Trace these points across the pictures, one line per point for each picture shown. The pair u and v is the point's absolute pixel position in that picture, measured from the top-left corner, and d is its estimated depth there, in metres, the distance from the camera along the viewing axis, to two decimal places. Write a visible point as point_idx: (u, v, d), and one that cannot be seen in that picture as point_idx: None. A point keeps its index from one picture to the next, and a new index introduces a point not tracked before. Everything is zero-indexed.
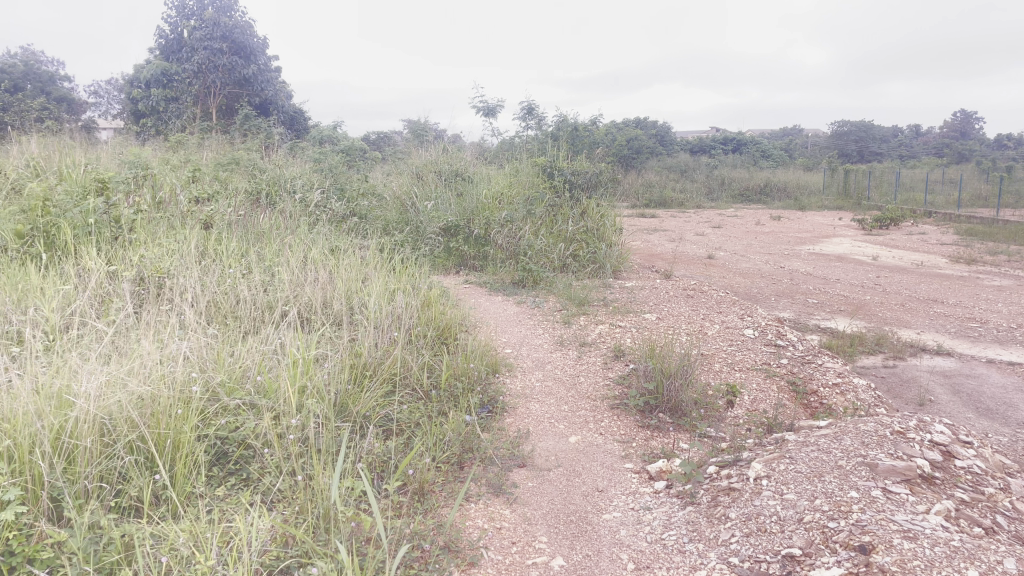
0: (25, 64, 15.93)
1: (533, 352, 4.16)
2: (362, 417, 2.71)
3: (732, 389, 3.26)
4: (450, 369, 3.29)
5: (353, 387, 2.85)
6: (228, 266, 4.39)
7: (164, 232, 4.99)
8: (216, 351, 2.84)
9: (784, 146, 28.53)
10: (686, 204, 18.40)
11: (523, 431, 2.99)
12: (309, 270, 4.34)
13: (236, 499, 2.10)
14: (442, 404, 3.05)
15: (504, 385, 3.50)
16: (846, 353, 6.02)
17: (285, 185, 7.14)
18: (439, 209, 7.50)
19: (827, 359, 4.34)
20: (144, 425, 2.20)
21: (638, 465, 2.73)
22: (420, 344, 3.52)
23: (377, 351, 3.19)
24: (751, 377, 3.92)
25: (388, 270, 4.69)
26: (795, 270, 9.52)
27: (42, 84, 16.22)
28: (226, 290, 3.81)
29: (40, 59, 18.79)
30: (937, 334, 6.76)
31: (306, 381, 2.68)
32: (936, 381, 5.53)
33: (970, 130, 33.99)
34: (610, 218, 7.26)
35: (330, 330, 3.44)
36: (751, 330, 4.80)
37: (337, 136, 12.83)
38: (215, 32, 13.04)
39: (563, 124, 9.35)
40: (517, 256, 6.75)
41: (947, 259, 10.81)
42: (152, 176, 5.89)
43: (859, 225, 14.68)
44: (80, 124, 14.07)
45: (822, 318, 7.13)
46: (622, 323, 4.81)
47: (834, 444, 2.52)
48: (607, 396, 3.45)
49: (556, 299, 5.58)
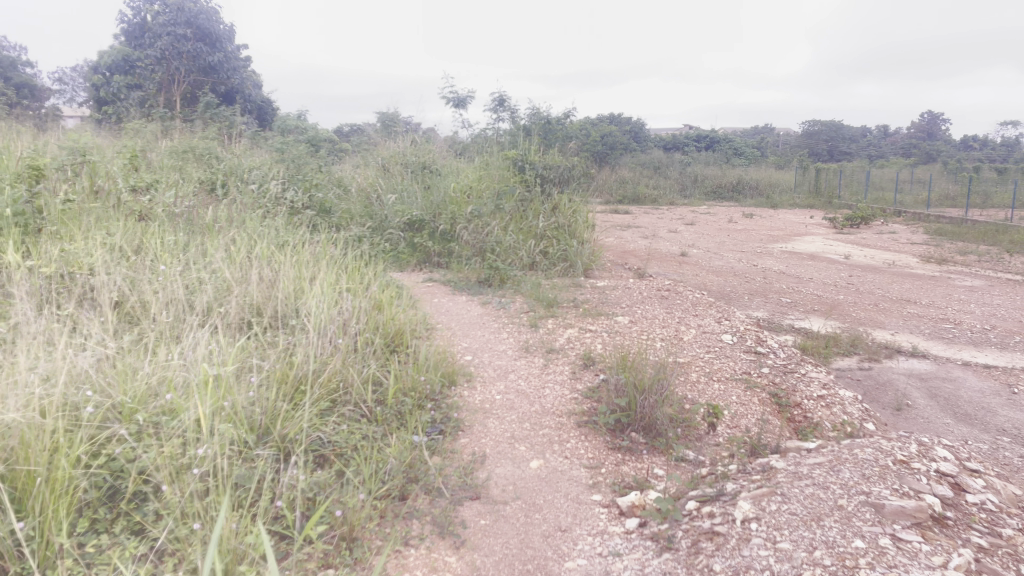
0: None
1: (495, 359, 3.81)
2: (290, 442, 2.37)
3: (712, 407, 2.94)
4: (399, 383, 2.93)
5: (283, 404, 2.51)
6: (161, 262, 3.99)
7: (95, 223, 4.57)
8: (119, 365, 2.50)
9: (756, 144, 28.43)
10: (659, 200, 18.18)
11: (478, 456, 2.65)
12: (252, 268, 3.96)
13: (120, 553, 1.79)
14: (386, 424, 2.70)
15: (460, 399, 3.14)
16: (821, 355, 5.76)
17: (242, 176, 6.74)
18: (404, 202, 7.12)
19: (810, 367, 4.04)
20: (9, 463, 1.89)
21: (608, 498, 2.39)
22: (368, 352, 3.15)
23: (316, 361, 2.83)
24: (732, 390, 3.60)
25: (340, 268, 4.30)
26: (769, 269, 9.27)
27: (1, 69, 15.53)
28: (154, 293, 3.41)
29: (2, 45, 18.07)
30: (913, 336, 6.53)
31: (223, 401, 2.34)
32: (913, 384, 5.28)
33: (936, 130, 34.29)
34: (582, 214, 6.94)
35: (264, 339, 3.08)
36: (730, 335, 4.49)
37: (303, 126, 12.35)
38: (179, 17, 12.52)
39: (535, 116, 8.99)
40: (484, 254, 6.38)
41: (919, 258, 10.65)
42: (91, 162, 5.47)
43: (830, 224, 14.53)
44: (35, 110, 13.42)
45: (796, 318, 6.87)
46: (592, 327, 4.47)
47: (831, 476, 2.21)
48: (575, 411, 3.10)
49: (523, 300, 5.23)
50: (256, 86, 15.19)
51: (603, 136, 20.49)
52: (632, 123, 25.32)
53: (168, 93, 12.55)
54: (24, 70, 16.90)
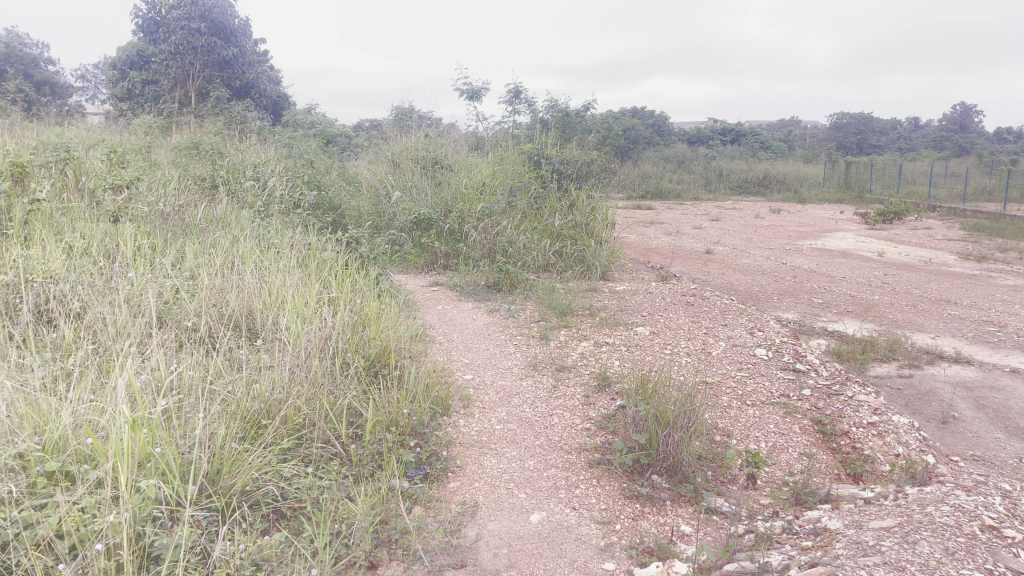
0: (6, 46, 15.17)
1: (499, 379, 3.37)
2: (236, 496, 1.96)
3: (750, 453, 2.53)
4: (379, 416, 2.50)
5: (234, 444, 2.10)
6: (132, 270, 3.60)
7: (71, 227, 4.21)
8: (36, 401, 2.09)
9: (784, 138, 27.68)
10: (684, 195, 17.65)
11: (468, 508, 2.21)
12: (229, 275, 3.56)
13: None
14: (360, 467, 2.28)
15: (452, 432, 2.71)
16: (856, 362, 5.26)
17: (243, 173, 6.38)
18: (413, 200, 6.74)
19: (857, 387, 3.55)
20: None
21: (622, 567, 1.95)
22: (347, 375, 2.73)
23: (283, 391, 2.43)
24: (769, 418, 3.13)
25: (328, 275, 3.89)
26: (798, 267, 8.74)
27: (26, 67, 15.47)
28: (112, 309, 3.00)
29: (28, 48, 18.10)
30: (954, 339, 5.99)
31: (155, 448, 1.92)
32: (960, 395, 4.74)
33: (969, 123, 33.28)
34: (601, 212, 6.46)
35: (229, 362, 2.68)
36: (764, 349, 4.02)
37: (317, 121, 12.00)
38: (193, 11, 12.07)
39: (553, 109, 8.50)
40: (495, 255, 5.95)
41: (958, 256, 10.02)
42: (74, 159, 5.22)
43: (862, 219, 13.89)
44: (57, 108, 13.34)
45: (829, 321, 6.35)
46: (609, 340, 4.01)
47: (906, 552, 1.74)
48: (586, 447, 2.66)
49: (534, 307, 4.78)
50: (272, 82, 14.92)
51: (625, 130, 20.04)
52: (656, 115, 24.71)
53: (184, 88, 12.28)
54: (49, 69, 16.92)
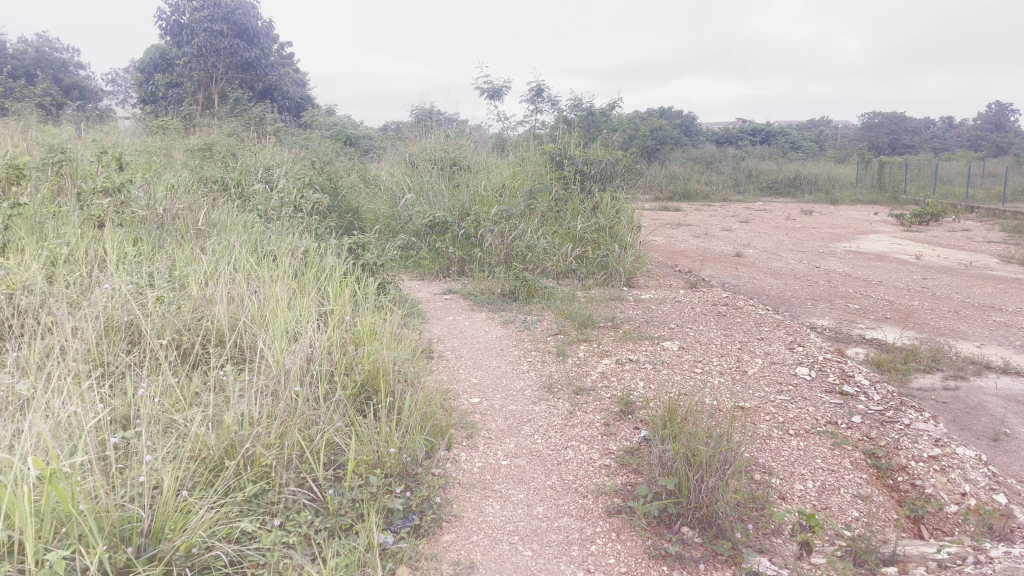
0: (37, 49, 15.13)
1: (508, 403, 3.01)
2: (179, 559, 1.64)
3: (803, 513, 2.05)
4: (363, 455, 2.16)
5: (184, 493, 1.78)
6: (113, 278, 3.29)
7: (60, 233, 3.92)
8: None
9: (814, 137, 27.00)
10: (713, 196, 17.16)
11: (462, 569, 1.86)
12: (216, 285, 3.22)
13: None
14: (337, 517, 1.94)
15: (451, 470, 2.36)
16: (898, 372, 4.81)
17: (253, 176, 6.07)
18: (429, 202, 6.40)
19: (912, 413, 3.15)
20: None
21: None
22: (332, 405, 2.39)
23: (251, 427, 2.10)
24: (816, 451, 2.74)
25: (326, 286, 3.54)
26: (833, 271, 8.27)
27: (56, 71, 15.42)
28: (79, 324, 2.67)
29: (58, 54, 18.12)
30: (1001, 349, 5.51)
31: (79, 503, 1.60)
32: (1014, 410, 4.29)
33: (1005, 121, 32.28)
34: (626, 213, 6.05)
35: (198, 388, 2.36)
36: (805, 368, 3.62)
37: (336, 122, 11.71)
38: (215, 13, 11.77)
39: (577, 108, 8.09)
40: (512, 261, 5.58)
41: (1001, 259, 9.46)
42: (71, 159, 4.79)
43: (897, 220, 13.33)
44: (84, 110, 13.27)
45: (867, 328, 5.90)
46: (633, 357, 3.63)
47: None
48: (605, 491, 2.30)
49: (552, 318, 4.40)
50: (296, 83, 14.72)
51: (653, 130, 19.64)
52: (685, 116, 24.18)
53: (207, 90, 12.04)
54: (79, 72, 16.88)
